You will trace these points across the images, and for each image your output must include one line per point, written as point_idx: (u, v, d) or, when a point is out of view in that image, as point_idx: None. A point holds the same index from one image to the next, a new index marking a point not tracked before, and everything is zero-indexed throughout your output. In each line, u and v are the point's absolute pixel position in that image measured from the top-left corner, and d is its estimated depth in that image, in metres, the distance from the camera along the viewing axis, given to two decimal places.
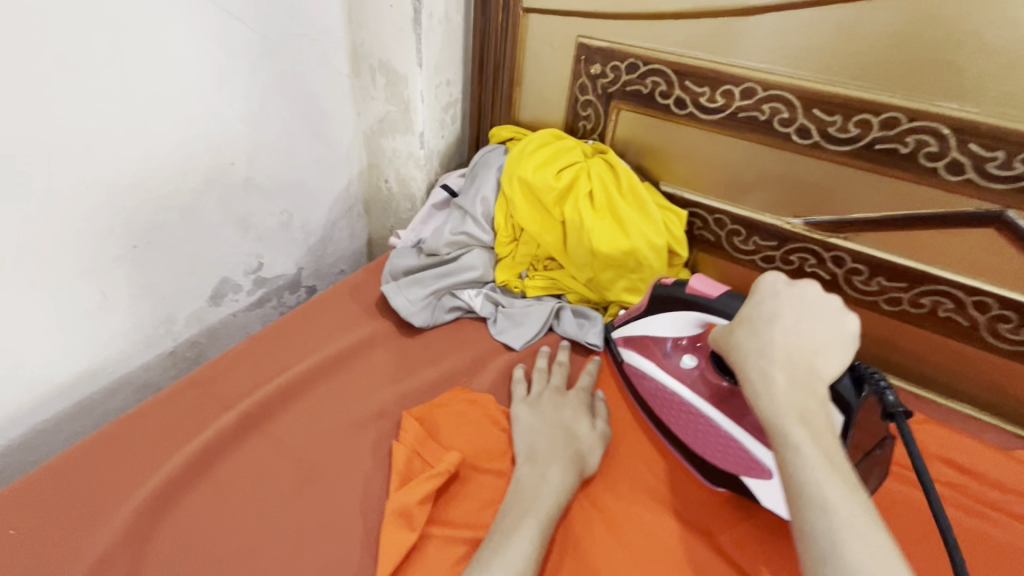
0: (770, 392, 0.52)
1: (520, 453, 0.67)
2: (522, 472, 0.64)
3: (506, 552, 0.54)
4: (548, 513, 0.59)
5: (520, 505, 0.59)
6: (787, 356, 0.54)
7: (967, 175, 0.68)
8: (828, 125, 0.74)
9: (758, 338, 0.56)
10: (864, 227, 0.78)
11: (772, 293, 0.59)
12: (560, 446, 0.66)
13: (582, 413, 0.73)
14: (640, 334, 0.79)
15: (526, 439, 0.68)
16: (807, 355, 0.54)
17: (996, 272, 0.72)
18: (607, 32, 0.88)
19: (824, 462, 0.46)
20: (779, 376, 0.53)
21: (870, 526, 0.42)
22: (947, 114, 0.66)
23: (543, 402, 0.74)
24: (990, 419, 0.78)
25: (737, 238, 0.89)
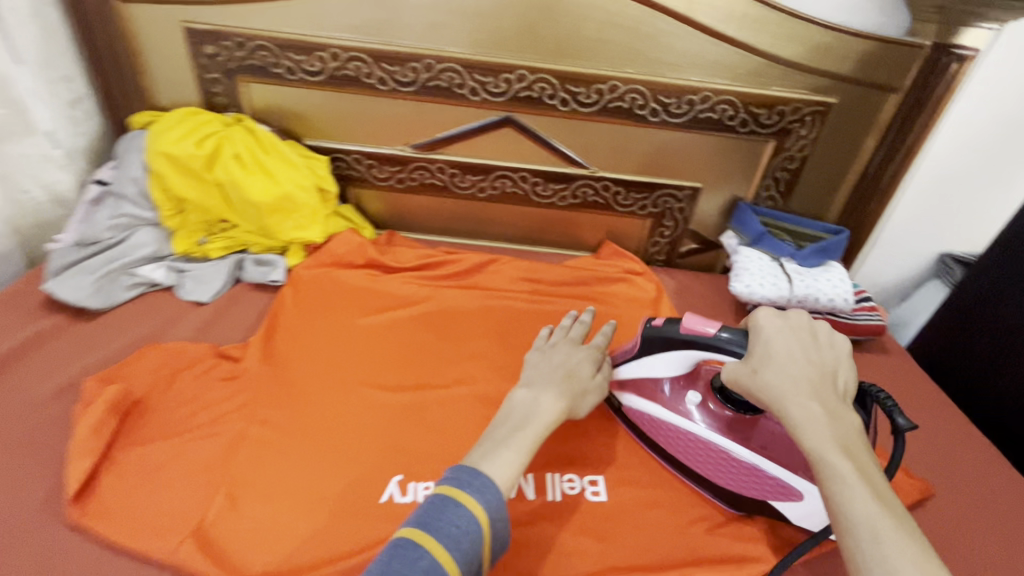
0: (811, 426, 0.58)
1: (525, 378, 0.77)
2: (518, 395, 0.74)
3: (494, 458, 0.63)
4: (539, 431, 0.68)
5: (513, 424, 0.68)
6: (816, 382, 0.62)
7: (482, 95, 1.05)
8: (395, 74, 1.03)
9: (789, 373, 0.62)
10: (446, 142, 1.11)
11: (772, 329, 0.67)
12: (564, 389, 0.75)
13: (588, 361, 0.81)
14: (637, 379, 0.83)
15: (525, 377, 0.77)
16: (831, 373, 0.64)
17: (524, 156, 1.12)
18: (203, 16, 1.01)
19: (872, 492, 0.53)
20: (816, 406, 0.59)
21: (918, 550, 0.50)
22: (455, 56, 1.01)
23: (557, 349, 0.82)
24: (558, 250, 1.25)
25: (375, 170, 1.16)
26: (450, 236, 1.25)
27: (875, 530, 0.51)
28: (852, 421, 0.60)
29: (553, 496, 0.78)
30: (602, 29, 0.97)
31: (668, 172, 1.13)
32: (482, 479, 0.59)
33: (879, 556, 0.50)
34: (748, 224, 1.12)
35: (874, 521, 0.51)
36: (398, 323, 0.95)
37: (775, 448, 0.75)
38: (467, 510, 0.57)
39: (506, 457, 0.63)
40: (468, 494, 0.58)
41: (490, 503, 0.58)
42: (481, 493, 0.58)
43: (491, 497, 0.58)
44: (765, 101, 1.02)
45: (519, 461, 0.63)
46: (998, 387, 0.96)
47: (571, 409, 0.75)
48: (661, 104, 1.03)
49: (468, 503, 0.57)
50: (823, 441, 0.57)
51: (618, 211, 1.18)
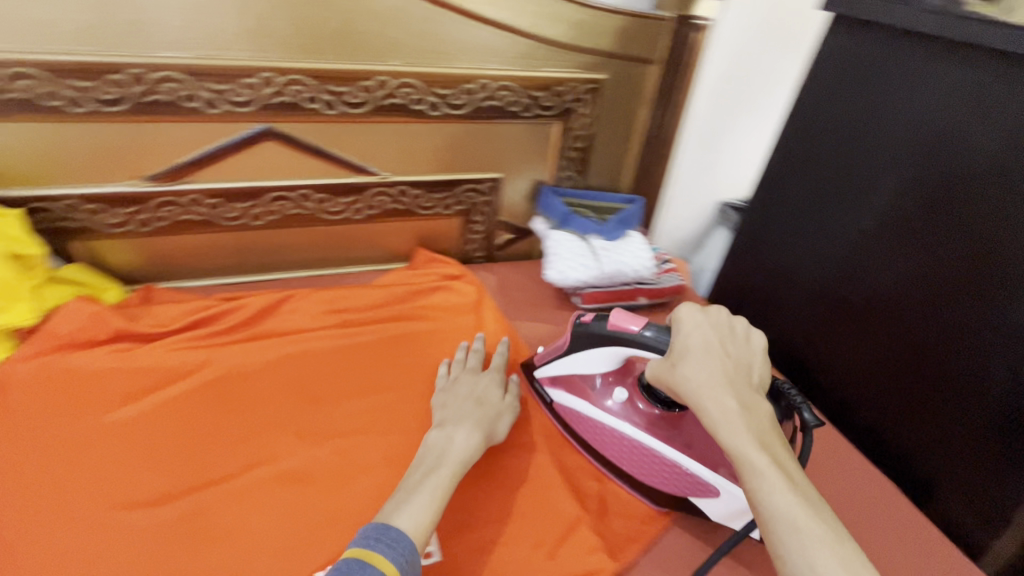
0: (728, 423, 0.58)
1: (438, 416, 0.76)
2: (430, 439, 0.71)
3: (407, 506, 0.59)
4: (454, 471, 0.65)
5: (428, 467, 0.65)
6: (731, 377, 0.62)
7: (222, 107, 0.86)
8: (89, 91, 0.79)
9: (705, 368, 0.63)
10: (192, 167, 0.91)
11: (693, 323, 0.68)
12: (476, 420, 0.74)
13: (493, 385, 0.81)
14: (566, 373, 0.82)
15: (441, 415, 0.76)
16: (745, 366, 0.65)
17: (299, 171, 0.97)
18: None
19: (789, 484, 0.53)
20: (731, 401, 0.60)
21: (834, 538, 0.50)
22: (170, 62, 0.80)
23: (460, 382, 0.81)
24: (370, 266, 1.13)
25: (102, 215, 0.91)
26: (234, 276, 1.05)
27: (796, 523, 0.51)
28: (765, 410, 0.61)
29: None
30: (352, 19, 0.85)
31: (465, 167, 1.06)
32: (392, 531, 0.54)
33: (803, 549, 0.49)
34: (552, 207, 1.11)
35: (793, 513, 0.51)
36: (165, 408, 0.76)
37: (698, 444, 0.73)
38: (379, 569, 0.51)
39: (415, 508, 0.58)
40: (379, 552, 0.52)
41: (405, 557, 0.53)
42: (392, 547, 0.53)
43: (404, 550, 0.53)
44: (541, 83, 1.00)
45: (433, 508, 0.59)
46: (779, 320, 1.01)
47: (489, 436, 0.74)
48: (438, 96, 0.96)
49: (381, 563, 0.51)
50: (741, 437, 0.57)
51: (423, 214, 1.09)
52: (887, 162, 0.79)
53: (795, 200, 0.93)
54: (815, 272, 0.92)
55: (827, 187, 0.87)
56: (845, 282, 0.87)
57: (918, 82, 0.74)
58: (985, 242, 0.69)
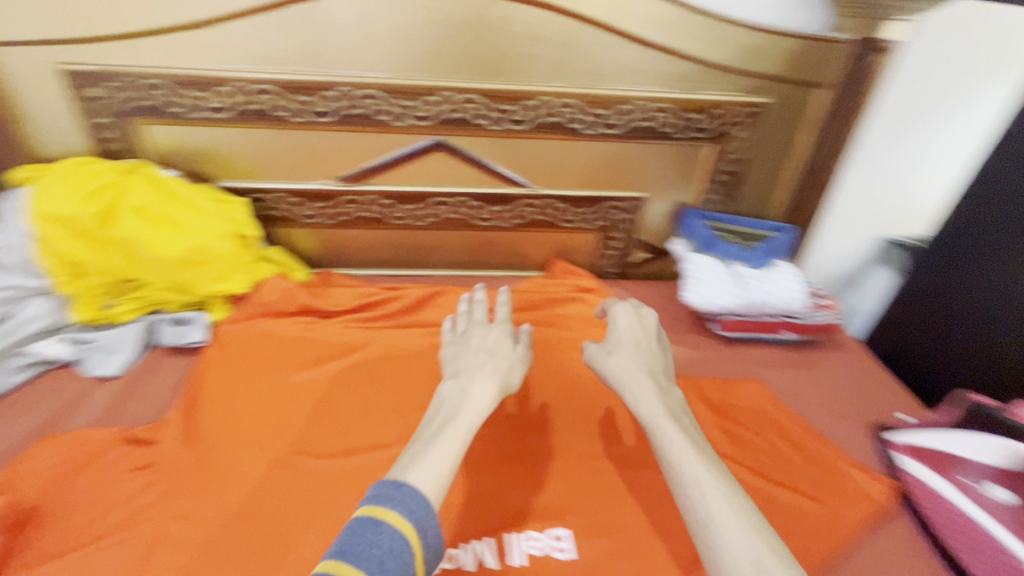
0: (645, 399, 0.64)
1: (608, 343, 0.73)
2: (604, 365, 0.71)
3: (424, 458, 0.53)
4: (472, 426, 0.59)
5: (442, 417, 0.60)
6: (653, 372, 0.69)
7: (407, 120, 0.98)
8: (309, 104, 0.95)
9: (630, 366, 0.68)
10: (374, 172, 1.04)
11: (616, 346, 0.72)
12: (644, 356, 0.71)
13: (504, 337, 0.73)
14: (937, 449, 0.77)
15: (609, 349, 0.72)
16: (648, 364, 0.70)
17: (459, 179, 1.06)
18: (80, 55, 0.90)
19: (693, 446, 0.57)
20: (650, 387, 0.66)
21: (739, 514, 0.51)
22: (373, 82, 0.94)
23: (468, 336, 0.74)
24: (509, 272, 1.19)
25: (300, 207, 1.07)
26: (392, 269, 1.18)
27: (689, 476, 0.55)
28: (678, 397, 0.67)
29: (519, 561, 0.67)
30: (525, 43, 0.92)
31: (610, 185, 1.08)
32: (407, 486, 0.49)
33: (704, 498, 0.53)
34: (693, 228, 1.10)
35: (691, 468, 0.55)
36: (338, 377, 0.88)
37: None
38: (392, 528, 0.46)
39: (439, 463, 0.53)
40: (393, 510, 0.47)
41: (422, 517, 0.48)
42: (404, 504, 0.48)
43: (420, 507, 0.49)
44: (698, 105, 0.99)
45: (454, 459, 0.54)
46: (943, 366, 1.07)
47: (508, 389, 0.66)
48: (596, 117, 0.99)
49: (397, 523, 0.47)
50: (655, 409, 0.63)
51: (564, 227, 1.13)
52: None
53: (989, 239, 0.95)
54: (992, 300, 0.96)
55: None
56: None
57: None
58: None
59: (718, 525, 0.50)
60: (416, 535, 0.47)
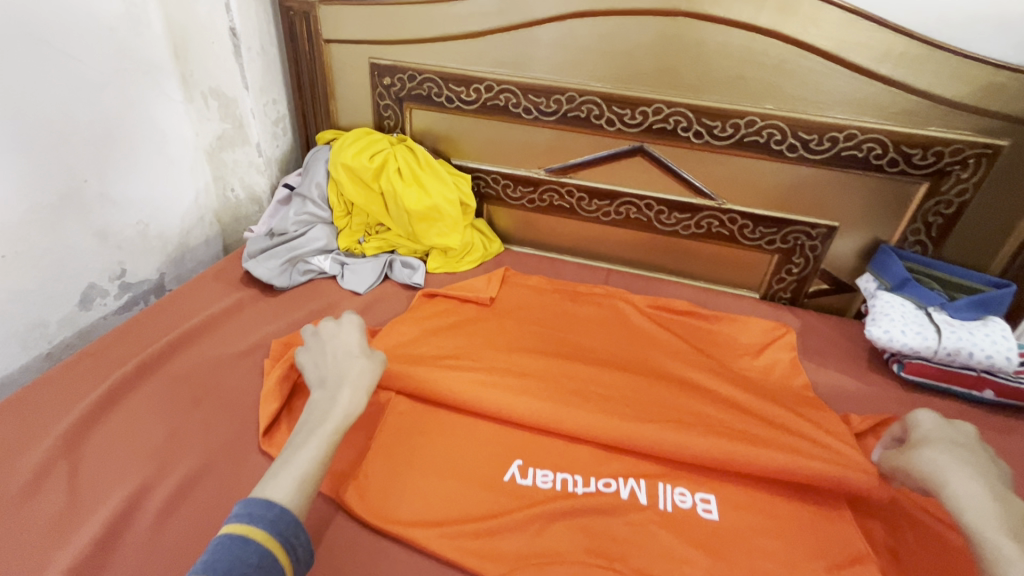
0: (963, 500, 0.58)
1: (910, 446, 0.68)
2: (916, 468, 0.65)
3: (290, 463, 0.60)
4: (334, 427, 0.65)
5: (310, 426, 0.66)
6: (976, 465, 0.61)
7: (618, 126, 1.12)
8: (539, 104, 1.14)
9: (945, 462, 0.62)
10: (577, 167, 1.20)
11: (924, 442, 0.67)
12: (961, 455, 0.63)
13: (347, 341, 0.78)
14: None
15: (927, 448, 0.66)
16: (977, 464, 0.62)
17: (651, 184, 1.17)
18: (388, 54, 1.20)
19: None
20: (979, 488, 0.58)
21: None
22: (597, 90, 1.09)
23: (324, 336, 0.80)
24: (676, 278, 1.26)
25: (509, 190, 1.28)
26: (569, 256, 1.33)
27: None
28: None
29: (667, 508, 0.71)
30: (746, 65, 1.00)
31: (800, 209, 1.10)
32: (274, 508, 0.55)
33: None
34: (890, 268, 1.05)
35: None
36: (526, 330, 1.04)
37: None
38: (257, 545, 0.51)
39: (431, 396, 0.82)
40: (258, 527, 0.53)
41: (287, 533, 0.54)
42: (271, 522, 0.54)
43: (285, 526, 0.54)
44: (919, 141, 0.97)
45: (317, 455, 0.62)
46: None
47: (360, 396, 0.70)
48: (801, 140, 1.03)
49: (254, 536, 0.52)
50: (986, 512, 0.56)
51: (743, 243, 1.17)
52: None
53: None
54: None
55: None
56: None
57: None
58: None
59: None
60: (281, 549, 0.53)
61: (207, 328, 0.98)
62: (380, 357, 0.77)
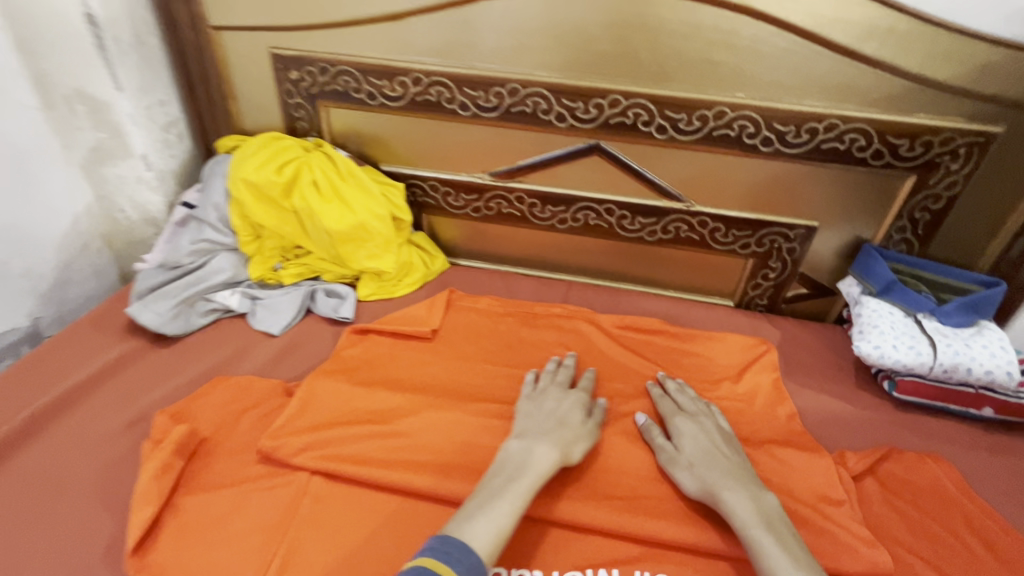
0: (733, 509, 0.63)
1: (675, 449, 0.72)
2: (685, 480, 0.68)
3: (487, 510, 0.59)
4: (536, 484, 0.64)
5: (508, 473, 0.64)
6: (718, 465, 0.68)
7: (569, 121, 0.96)
8: (477, 98, 0.97)
9: (707, 472, 0.67)
10: (526, 170, 1.04)
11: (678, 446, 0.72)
12: (713, 458, 0.69)
13: (578, 407, 0.77)
14: None
15: (687, 459, 0.70)
16: (726, 462, 0.69)
17: (611, 186, 1.02)
18: (292, 42, 1.00)
19: (795, 560, 0.57)
20: (743, 494, 0.64)
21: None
22: (542, 80, 0.93)
23: (545, 395, 0.79)
24: (642, 288, 1.13)
25: (450, 198, 1.11)
26: (524, 268, 1.18)
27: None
28: (771, 497, 0.65)
29: None
30: (712, 47, 0.85)
31: (777, 209, 0.98)
32: (473, 556, 0.54)
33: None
34: (874, 271, 0.95)
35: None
36: (474, 369, 0.89)
37: None
38: None
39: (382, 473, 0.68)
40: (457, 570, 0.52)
41: None
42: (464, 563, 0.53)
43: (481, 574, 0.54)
44: (906, 130, 0.86)
45: (511, 516, 0.59)
46: None
47: (564, 459, 0.68)
48: (776, 132, 0.90)
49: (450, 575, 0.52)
50: (749, 516, 0.61)
51: (714, 248, 1.05)
52: None
53: None
54: None
55: None
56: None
57: None
58: None
59: None
60: None
61: (73, 399, 0.79)
62: (598, 403, 0.79)
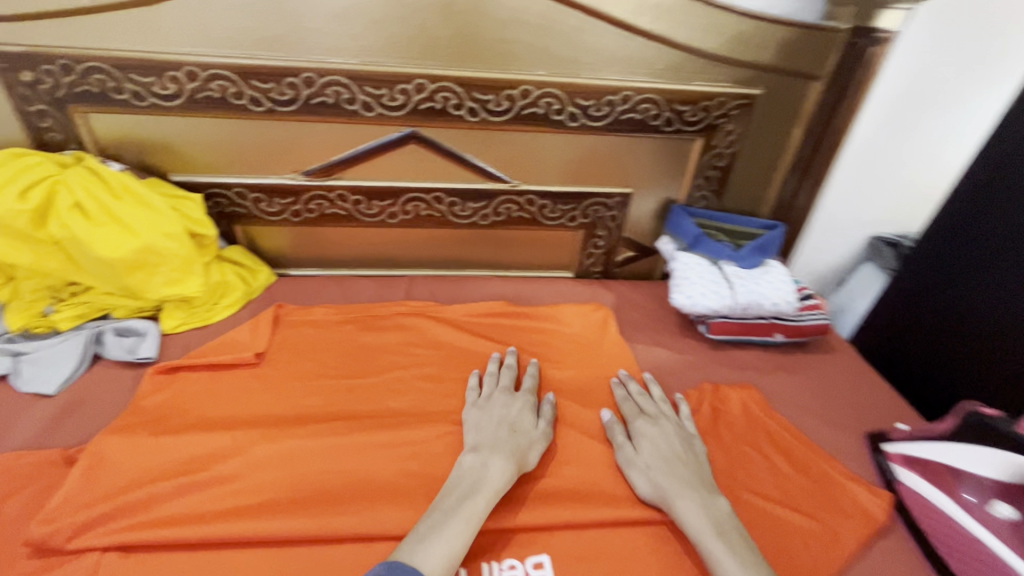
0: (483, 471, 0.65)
1: (482, 398, 0.78)
2: (641, 483, 0.69)
3: (439, 533, 0.57)
4: (489, 498, 0.63)
5: (464, 489, 0.63)
6: (514, 422, 0.73)
7: (377, 110, 0.91)
8: (269, 92, 0.88)
9: (492, 418, 0.74)
10: (343, 165, 0.97)
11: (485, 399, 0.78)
12: (508, 410, 0.75)
13: (528, 412, 0.76)
14: (936, 459, 0.70)
15: (644, 461, 0.70)
16: (516, 416, 0.74)
17: (436, 173, 1.00)
18: (10, 34, 0.81)
19: (744, 568, 0.58)
20: (501, 454, 0.68)
21: None
22: (337, 67, 0.86)
23: (492, 403, 0.77)
24: (487, 272, 1.13)
25: (263, 204, 1.00)
26: (363, 269, 1.11)
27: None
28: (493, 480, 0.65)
29: None
30: (505, 25, 0.86)
31: (595, 180, 1.03)
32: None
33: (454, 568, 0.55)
34: (682, 227, 1.04)
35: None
36: (307, 388, 0.81)
37: None
38: None
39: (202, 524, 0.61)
40: None
41: None
42: None
43: None
44: (687, 97, 0.94)
45: (465, 536, 0.58)
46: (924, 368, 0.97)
47: (522, 467, 0.68)
48: (579, 107, 0.93)
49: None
50: (703, 523, 0.62)
51: (545, 224, 1.07)
52: None
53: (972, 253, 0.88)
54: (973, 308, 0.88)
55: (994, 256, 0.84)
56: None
57: None
58: None
59: None
60: None
61: None
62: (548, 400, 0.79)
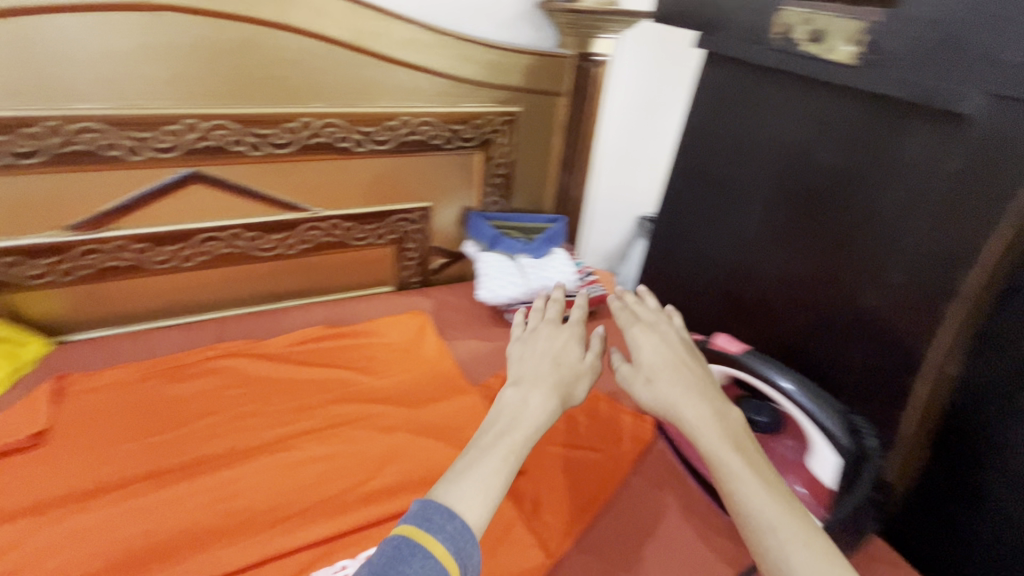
0: (523, 405, 0.63)
1: (524, 335, 0.76)
2: (644, 394, 0.67)
3: (473, 470, 0.55)
4: (528, 434, 0.60)
5: (499, 426, 0.61)
6: (556, 355, 0.71)
7: (145, 154, 0.88)
8: (5, 144, 0.80)
9: (522, 359, 0.71)
10: (118, 214, 0.91)
11: (519, 341, 0.75)
12: (548, 347, 0.73)
13: (573, 343, 0.74)
14: None
15: (645, 372, 0.68)
16: (555, 352, 0.72)
17: (228, 211, 0.99)
18: None
19: (768, 486, 0.56)
20: (535, 392, 0.64)
21: (787, 517, 0.54)
22: (89, 113, 0.82)
23: (537, 334, 0.75)
24: (303, 300, 1.14)
25: (20, 267, 0.89)
26: (163, 319, 1.04)
27: (773, 522, 0.53)
28: (529, 419, 0.62)
29: None
30: (271, 64, 0.91)
31: (394, 198, 1.11)
32: (457, 522, 0.51)
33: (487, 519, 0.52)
34: (481, 230, 1.17)
35: (769, 512, 0.54)
36: (105, 455, 0.76)
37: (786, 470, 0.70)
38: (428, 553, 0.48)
39: None
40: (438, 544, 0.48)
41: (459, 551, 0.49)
42: (452, 539, 0.50)
43: (462, 545, 0.50)
44: (460, 118, 1.07)
45: (502, 478, 0.55)
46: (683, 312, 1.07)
47: (567, 401, 0.67)
48: (361, 134, 1.01)
49: (432, 548, 0.48)
50: (717, 439, 0.60)
51: (354, 245, 1.12)
52: (758, 172, 0.86)
53: (705, 201, 0.97)
54: (708, 258, 0.98)
55: (717, 201, 0.94)
56: (734, 287, 0.93)
57: (818, 108, 0.76)
58: (831, 241, 0.76)
59: (789, 557, 0.51)
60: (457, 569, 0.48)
61: None
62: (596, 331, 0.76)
